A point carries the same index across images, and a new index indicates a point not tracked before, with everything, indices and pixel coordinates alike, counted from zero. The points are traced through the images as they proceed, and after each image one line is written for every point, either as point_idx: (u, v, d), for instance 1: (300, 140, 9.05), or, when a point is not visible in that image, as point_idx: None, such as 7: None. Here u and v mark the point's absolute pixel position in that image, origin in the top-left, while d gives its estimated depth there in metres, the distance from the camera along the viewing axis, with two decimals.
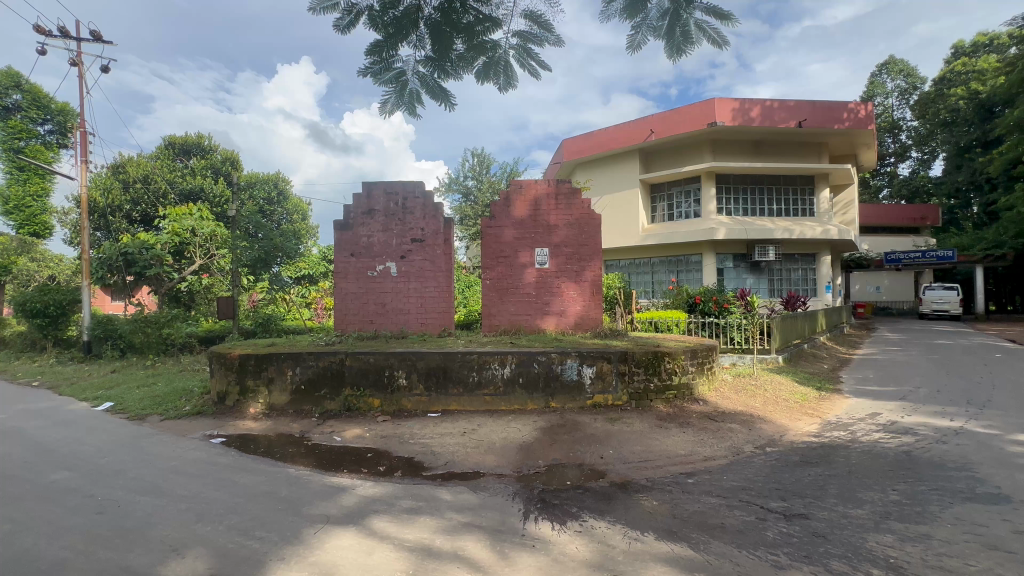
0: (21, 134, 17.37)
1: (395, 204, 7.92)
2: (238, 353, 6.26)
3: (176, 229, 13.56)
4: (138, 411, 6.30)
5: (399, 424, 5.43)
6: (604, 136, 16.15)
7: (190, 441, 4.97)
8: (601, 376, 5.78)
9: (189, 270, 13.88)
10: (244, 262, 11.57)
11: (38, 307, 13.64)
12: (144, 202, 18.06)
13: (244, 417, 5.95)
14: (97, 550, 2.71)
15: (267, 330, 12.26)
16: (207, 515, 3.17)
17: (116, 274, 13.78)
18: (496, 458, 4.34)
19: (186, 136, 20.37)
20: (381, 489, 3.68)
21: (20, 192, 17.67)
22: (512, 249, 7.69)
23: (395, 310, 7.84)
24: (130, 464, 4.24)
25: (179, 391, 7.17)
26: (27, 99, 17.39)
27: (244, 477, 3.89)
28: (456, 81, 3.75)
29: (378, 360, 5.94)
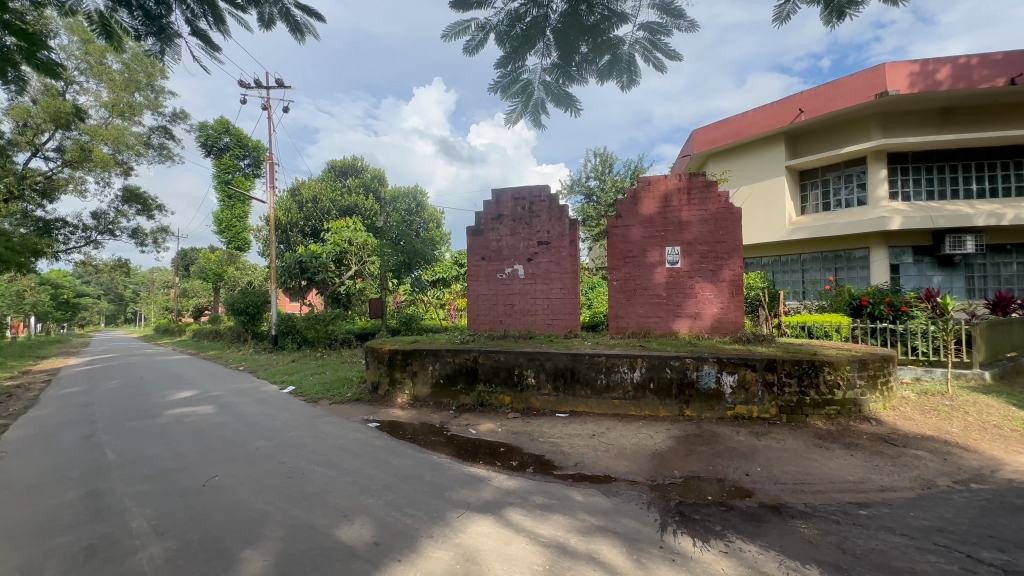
0: (229, 168, 21.78)
1: (521, 209, 8.20)
2: (388, 348, 7.05)
3: (337, 240, 15.70)
4: (313, 395, 7.48)
5: (528, 422, 5.59)
6: (741, 121, 14.72)
7: (353, 424, 5.73)
8: (744, 385, 5.26)
9: (346, 275, 15.98)
10: (390, 267, 12.96)
11: (242, 307, 16.98)
12: (313, 218, 21.31)
13: (393, 404, 6.68)
14: (288, 508, 3.26)
15: (410, 329, 13.61)
16: (369, 489, 3.62)
17: (294, 280, 16.52)
18: (628, 464, 4.21)
19: (344, 159, 23.66)
20: (514, 483, 3.83)
21: (229, 215, 22.11)
22: (641, 249, 7.44)
23: (523, 311, 8.09)
24: (309, 439, 5.03)
25: (342, 380, 8.33)
26: (234, 140, 21.68)
27: (397, 459, 4.37)
28: (580, 85, 3.77)
29: (509, 359, 6.18)
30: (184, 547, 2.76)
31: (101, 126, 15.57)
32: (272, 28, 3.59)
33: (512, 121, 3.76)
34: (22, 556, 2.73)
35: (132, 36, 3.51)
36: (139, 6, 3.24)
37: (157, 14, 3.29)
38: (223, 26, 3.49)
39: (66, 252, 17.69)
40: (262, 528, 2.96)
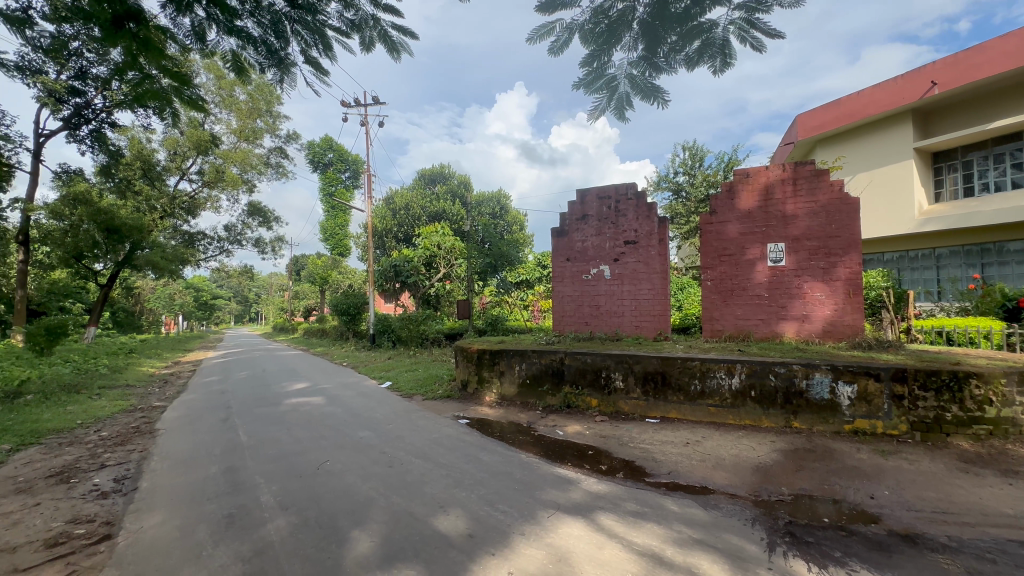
0: (333, 182, 23.92)
1: (607, 208, 8.05)
2: (476, 348, 7.29)
3: (428, 244, 16.55)
4: (408, 390, 7.96)
5: (616, 426, 5.46)
6: (856, 101, 13.16)
7: (445, 419, 6.01)
8: (865, 397, 4.68)
9: (436, 278, 16.78)
10: (477, 269, 13.40)
11: (344, 308, 18.55)
12: (405, 224, 22.66)
13: (482, 402, 6.89)
14: (390, 495, 3.49)
15: (495, 330, 13.92)
16: (463, 483, 3.76)
17: (390, 283, 17.69)
18: (728, 476, 3.94)
19: (432, 167, 24.96)
20: (604, 487, 3.76)
21: (333, 224, 24.27)
22: (738, 246, 6.95)
23: (610, 312, 7.92)
24: (407, 432, 5.36)
25: (433, 377, 8.75)
26: (337, 156, 23.79)
27: (487, 456, 4.49)
28: (668, 74, 3.64)
29: (596, 360, 6.09)
30: (303, 523, 3.07)
31: (231, 150, 17.95)
32: (371, 50, 3.89)
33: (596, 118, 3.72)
34: (179, 519, 3.22)
35: (257, 69, 3.98)
36: (263, 42, 3.66)
37: (278, 47, 3.72)
38: (330, 53, 3.85)
39: (205, 260, 20.58)
40: (368, 511, 3.20)
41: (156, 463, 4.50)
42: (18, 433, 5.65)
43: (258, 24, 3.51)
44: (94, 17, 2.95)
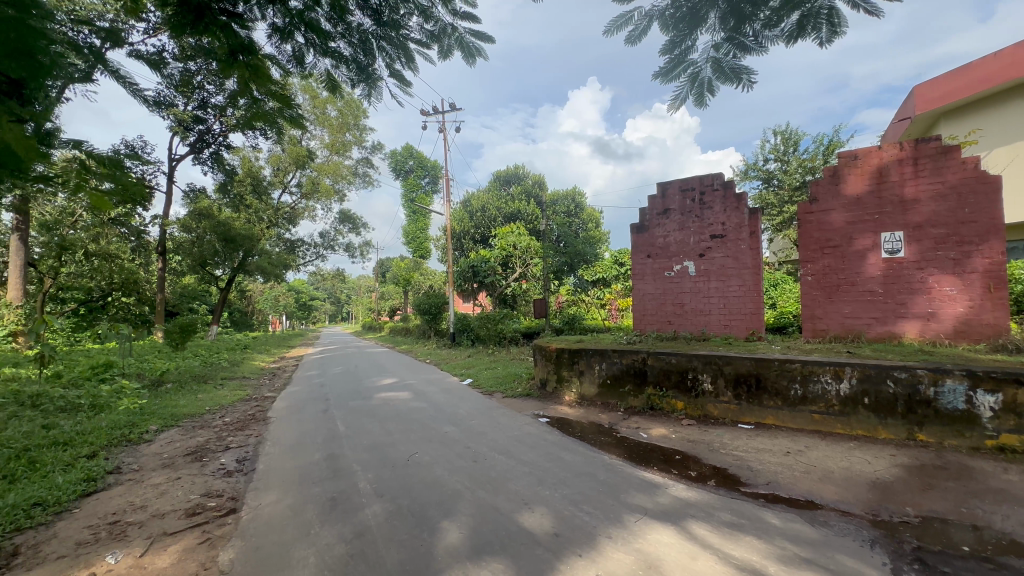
0: (414, 188, 25.14)
1: (691, 201, 7.65)
2: (555, 347, 7.28)
3: (504, 245, 16.82)
4: (489, 388, 8.14)
5: (705, 430, 5.17)
6: (991, 64, 11.30)
7: (525, 417, 6.07)
8: (1013, 408, 4.00)
9: (512, 277, 17.01)
10: (553, 268, 13.38)
11: (426, 307, 19.43)
12: (482, 226, 23.22)
13: (561, 402, 6.87)
14: (476, 489, 3.59)
15: (573, 329, 13.80)
16: (546, 481, 3.76)
17: (468, 283, 18.23)
18: (838, 491, 3.57)
19: (507, 168, 25.35)
20: (694, 494, 3.57)
21: (414, 227, 25.50)
22: (844, 236, 6.27)
23: (695, 311, 7.52)
24: (489, 428, 5.49)
25: (512, 375, 8.88)
26: (417, 163, 24.98)
27: (569, 456, 4.46)
28: (758, 53, 3.37)
29: (681, 361, 5.81)
30: (397, 510, 3.25)
31: (324, 163, 19.57)
32: (450, 57, 4.01)
33: (675, 109, 3.57)
34: (290, 499, 3.55)
35: (348, 86, 4.27)
36: (353, 60, 3.92)
37: (366, 63, 3.96)
38: (412, 64, 4.03)
39: (304, 264, 22.59)
40: (456, 504, 3.31)
41: (269, 447, 5.01)
42: (162, 416, 6.59)
43: (349, 44, 3.77)
44: (216, 53, 3.34)
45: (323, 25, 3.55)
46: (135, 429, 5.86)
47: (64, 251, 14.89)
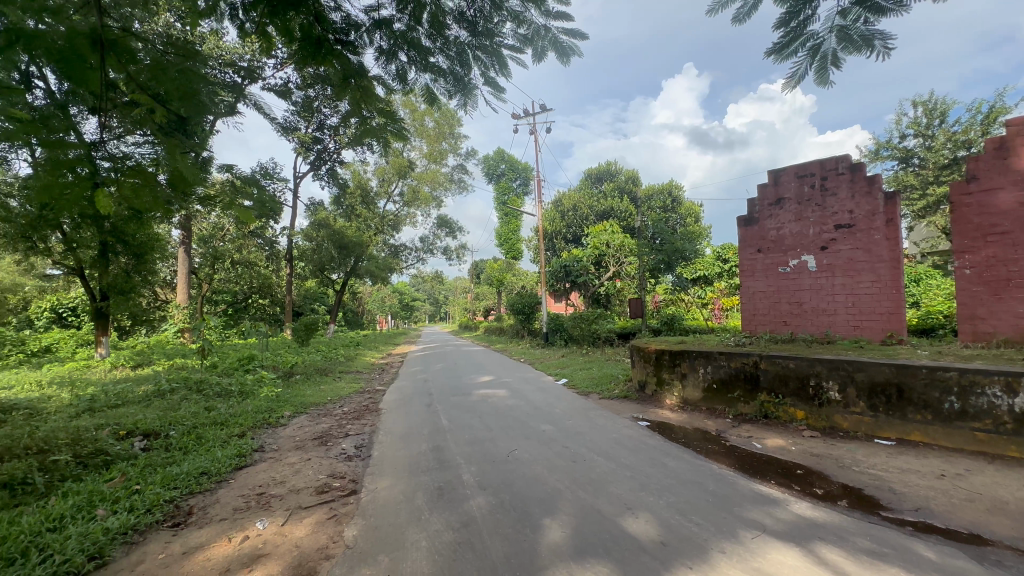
0: (506, 190, 25.73)
1: (810, 187, 6.89)
2: (654, 348, 7.01)
3: (597, 243, 16.52)
4: (584, 388, 8.06)
5: (832, 444, 4.61)
6: None
7: (624, 420, 5.90)
8: None
9: (606, 276, 16.67)
10: (649, 266, 12.86)
11: (520, 307, 19.75)
12: (574, 225, 23.07)
13: (662, 405, 6.58)
14: (576, 490, 3.56)
15: (672, 329, 13.07)
16: (649, 487, 3.62)
17: (561, 283, 18.23)
18: (1014, 526, 2.96)
19: (599, 166, 24.92)
20: (821, 514, 3.20)
21: (507, 229, 26.09)
22: (1016, 220, 5.22)
23: (817, 310, 6.75)
24: (587, 429, 5.42)
25: (608, 376, 8.71)
26: (508, 166, 25.52)
27: (673, 462, 4.25)
28: (897, 15, 2.89)
29: (801, 366, 5.25)
30: (500, 504, 3.33)
31: (424, 172, 20.84)
32: (543, 59, 4.03)
33: (787, 88, 3.28)
34: (402, 485, 3.82)
35: (445, 99, 4.49)
36: (451, 72, 4.10)
37: (462, 75, 4.13)
38: (505, 70, 4.12)
39: (407, 267, 24.20)
40: (557, 503, 3.31)
41: (382, 436, 5.45)
42: (293, 403, 7.49)
43: (447, 57, 3.95)
44: (332, 80, 3.70)
45: (423, 42, 3.76)
46: (273, 414, 6.73)
47: (217, 260, 17.58)
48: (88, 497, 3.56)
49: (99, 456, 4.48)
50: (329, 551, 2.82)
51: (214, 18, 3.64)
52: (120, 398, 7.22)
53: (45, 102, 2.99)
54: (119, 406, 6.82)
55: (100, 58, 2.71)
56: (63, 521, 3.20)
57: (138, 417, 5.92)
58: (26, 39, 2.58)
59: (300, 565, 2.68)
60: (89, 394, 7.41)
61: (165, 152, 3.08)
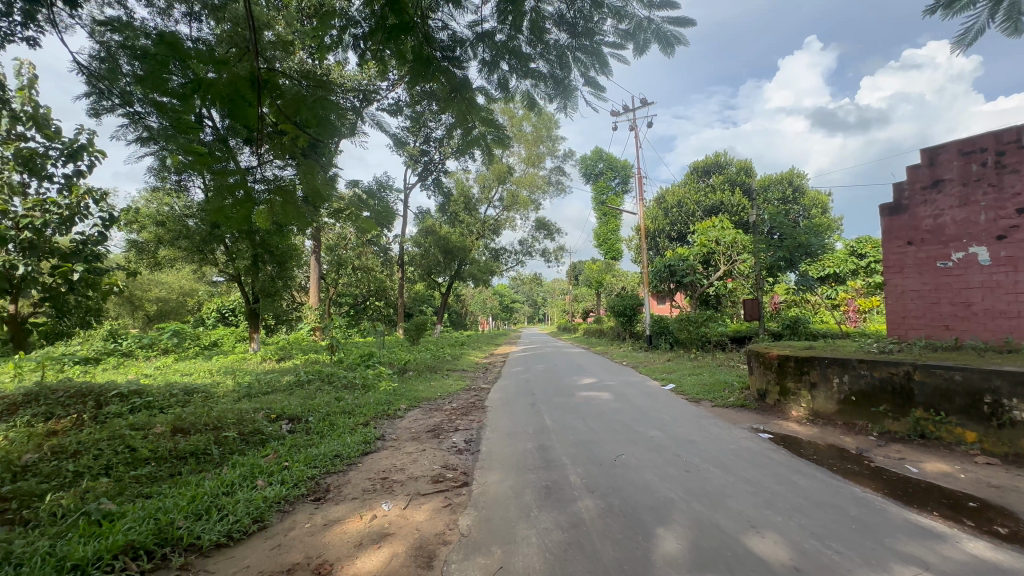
0: (604, 190, 25.24)
1: (979, 165, 5.77)
2: (777, 354, 6.40)
3: (705, 241, 15.47)
4: (695, 394, 7.60)
5: (1018, 474, 3.80)
6: None
7: (742, 430, 5.45)
8: None
9: (716, 276, 15.56)
10: (767, 264, 11.72)
11: (621, 309, 19.21)
12: (679, 222, 21.85)
13: (787, 417, 5.96)
14: (691, 500, 3.36)
15: (796, 333, 11.62)
16: (775, 505, 3.29)
17: (665, 283, 17.40)
18: None
19: (706, 158, 23.36)
20: (1004, 556, 2.66)
21: (606, 229, 25.56)
22: None
23: (992, 313, 5.62)
24: (700, 438, 5.09)
25: (721, 383, 8.11)
26: (607, 164, 24.96)
27: (804, 480, 3.82)
28: None
29: (970, 378, 4.41)
30: (609, 508, 3.27)
31: (522, 176, 21.27)
32: (646, 52, 3.88)
33: (963, 49, 2.77)
34: (511, 481, 3.92)
35: (545, 104, 4.49)
36: (551, 76, 4.09)
37: (562, 77, 4.09)
38: (606, 68, 4.02)
39: (507, 270, 24.82)
40: (671, 513, 3.16)
41: (490, 432, 5.66)
42: (408, 397, 8.10)
43: (547, 62, 3.96)
44: (439, 95, 3.94)
45: (524, 49, 3.84)
46: (391, 406, 7.34)
47: (341, 266, 19.69)
48: (251, 469, 4.20)
49: (258, 435, 5.26)
50: (446, 537, 2.98)
51: (338, 50, 4.10)
52: (269, 386, 8.39)
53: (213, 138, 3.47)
54: (269, 393, 7.95)
55: (256, 96, 3.21)
56: (233, 487, 3.80)
57: (284, 403, 6.85)
58: (204, 87, 3.14)
59: (421, 547, 2.87)
60: (246, 382, 8.74)
61: (298, 172, 3.53)
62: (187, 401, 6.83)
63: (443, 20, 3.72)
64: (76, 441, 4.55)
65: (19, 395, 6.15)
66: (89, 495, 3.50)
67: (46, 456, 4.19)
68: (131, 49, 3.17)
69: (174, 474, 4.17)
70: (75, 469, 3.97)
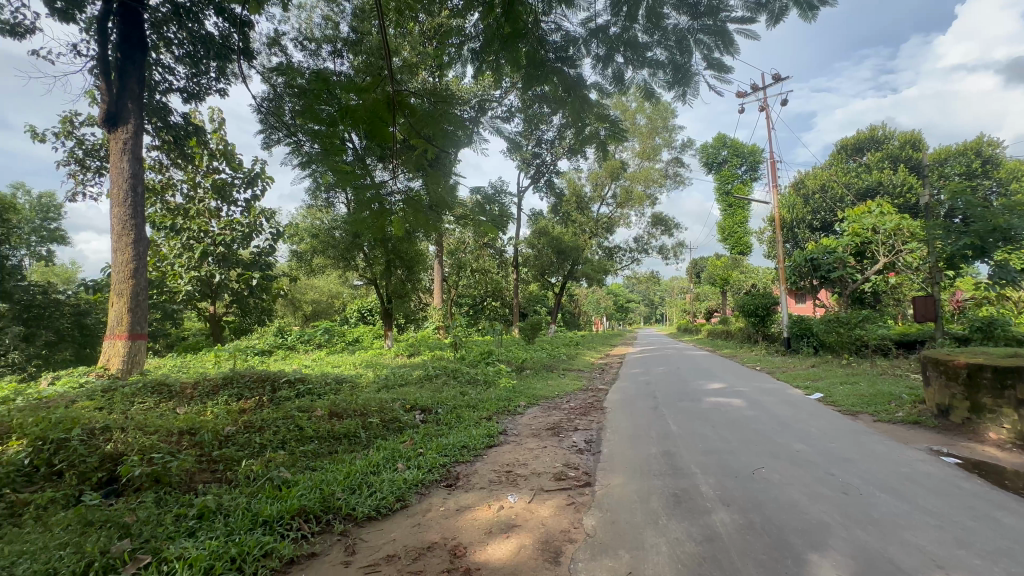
0: (729, 179, 23.26)
1: None
2: (966, 361, 5.26)
3: (857, 229, 13.42)
4: (850, 406, 6.59)
5: None
6: None
7: (916, 451, 4.59)
8: None
9: (873, 269, 13.37)
10: (945, 253, 9.75)
11: (752, 309, 17.45)
12: (824, 209, 19.22)
13: (982, 440, 4.87)
14: (852, 527, 2.93)
15: (990, 337, 9.46)
16: (970, 544, 2.72)
17: (806, 279, 15.41)
18: None
19: (858, 133, 20.32)
20: None
21: (732, 222, 23.53)
22: None
23: None
24: (859, 456, 4.40)
25: (886, 394, 6.92)
26: (731, 151, 22.90)
27: (1012, 519, 3.08)
28: None
29: None
30: (749, 525, 2.99)
31: (637, 171, 20.60)
32: (782, 21, 3.47)
33: None
34: (636, 485, 3.80)
35: (663, 93, 4.21)
36: (671, 62, 3.84)
37: (683, 62, 3.81)
38: (733, 47, 3.65)
39: (622, 269, 24.10)
40: (827, 537, 2.79)
41: (610, 434, 5.54)
42: (527, 395, 8.31)
43: (666, 48, 3.73)
44: (552, 97, 4.00)
45: (639, 38, 3.68)
46: (511, 402, 7.60)
47: (461, 268, 20.98)
48: (392, 452, 4.68)
49: (397, 422, 5.85)
50: (572, 535, 3.00)
51: (458, 65, 4.35)
52: (403, 378, 9.26)
53: (352, 160, 3.76)
54: (403, 385, 8.78)
55: (391, 117, 3.56)
56: (379, 468, 4.26)
57: (417, 394, 7.49)
58: (349, 114, 3.56)
59: (547, 542, 2.92)
60: (384, 375, 9.74)
61: (423, 185, 3.96)
62: (338, 389, 7.84)
63: (556, 21, 3.62)
64: (261, 418, 5.49)
65: (220, 378, 7.60)
66: (272, 464, 4.20)
67: (241, 429, 5.11)
68: (293, 87, 3.72)
69: (333, 451, 4.82)
70: (261, 441, 4.80)
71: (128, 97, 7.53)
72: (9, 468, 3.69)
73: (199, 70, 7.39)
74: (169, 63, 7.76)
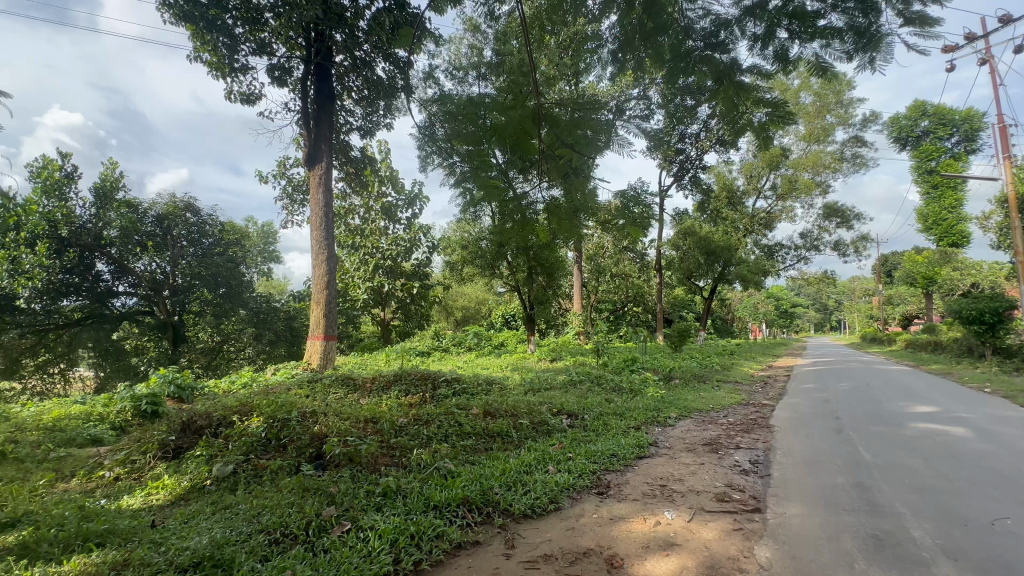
0: (932, 154, 19.04)
1: None
2: None
3: None
4: None
5: None
6: None
7: None
8: None
9: None
10: None
11: (973, 315, 13.84)
12: None
13: None
14: None
15: None
16: None
17: None
18: None
19: None
20: None
21: (937, 208, 20.23)
22: None
23: None
24: None
25: None
26: (936, 119, 18.18)
27: None
28: None
29: None
30: None
31: (802, 157, 18.05)
32: None
33: None
34: (820, 519, 3.28)
35: (842, 67, 3.56)
36: (850, 28, 3.25)
37: (867, 26, 3.20)
38: None
39: (786, 269, 21.28)
40: None
41: (782, 456, 4.90)
42: (678, 406, 7.81)
43: (843, 12, 3.17)
44: (699, 88, 3.73)
45: (808, 6, 3.20)
46: (661, 413, 7.22)
47: (600, 273, 20.75)
48: (541, 454, 4.81)
49: (545, 425, 6.00)
50: (742, 565, 2.72)
51: (596, 71, 4.35)
52: (548, 382, 9.48)
53: (498, 173, 3.95)
54: (548, 389, 8.98)
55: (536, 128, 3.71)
56: (531, 467, 4.43)
57: (562, 399, 7.61)
58: (497, 131, 3.80)
59: (713, 567, 2.70)
60: (530, 378, 10.09)
61: (563, 193, 3.96)
62: (489, 390, 8.39)
63: (703, 6, 3.38)
64: (427, 412, 6.13)
65: (392, 375, 8.71)
66: (438, 454, 4.66)
67: (411, 421, 5.77)
68: (449, 114, 4.12)
69: (488, 448, 5.16)
70: (429, 433, 5.35)
71: (322, 138, 9.20)
72: (252, 439, 4.75)
73: (372, 109, 8.67)
74: (349, 106, 9.23)
